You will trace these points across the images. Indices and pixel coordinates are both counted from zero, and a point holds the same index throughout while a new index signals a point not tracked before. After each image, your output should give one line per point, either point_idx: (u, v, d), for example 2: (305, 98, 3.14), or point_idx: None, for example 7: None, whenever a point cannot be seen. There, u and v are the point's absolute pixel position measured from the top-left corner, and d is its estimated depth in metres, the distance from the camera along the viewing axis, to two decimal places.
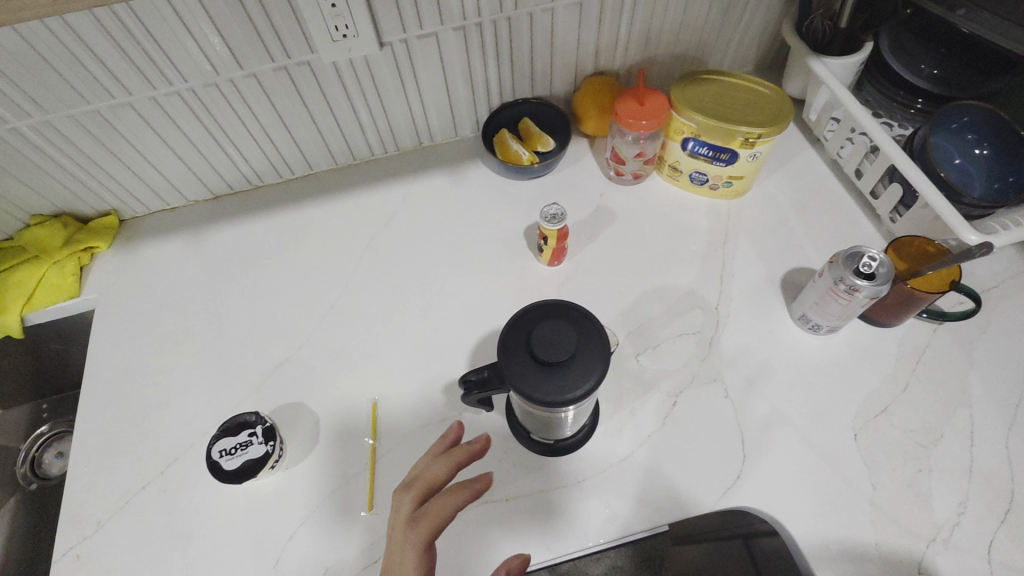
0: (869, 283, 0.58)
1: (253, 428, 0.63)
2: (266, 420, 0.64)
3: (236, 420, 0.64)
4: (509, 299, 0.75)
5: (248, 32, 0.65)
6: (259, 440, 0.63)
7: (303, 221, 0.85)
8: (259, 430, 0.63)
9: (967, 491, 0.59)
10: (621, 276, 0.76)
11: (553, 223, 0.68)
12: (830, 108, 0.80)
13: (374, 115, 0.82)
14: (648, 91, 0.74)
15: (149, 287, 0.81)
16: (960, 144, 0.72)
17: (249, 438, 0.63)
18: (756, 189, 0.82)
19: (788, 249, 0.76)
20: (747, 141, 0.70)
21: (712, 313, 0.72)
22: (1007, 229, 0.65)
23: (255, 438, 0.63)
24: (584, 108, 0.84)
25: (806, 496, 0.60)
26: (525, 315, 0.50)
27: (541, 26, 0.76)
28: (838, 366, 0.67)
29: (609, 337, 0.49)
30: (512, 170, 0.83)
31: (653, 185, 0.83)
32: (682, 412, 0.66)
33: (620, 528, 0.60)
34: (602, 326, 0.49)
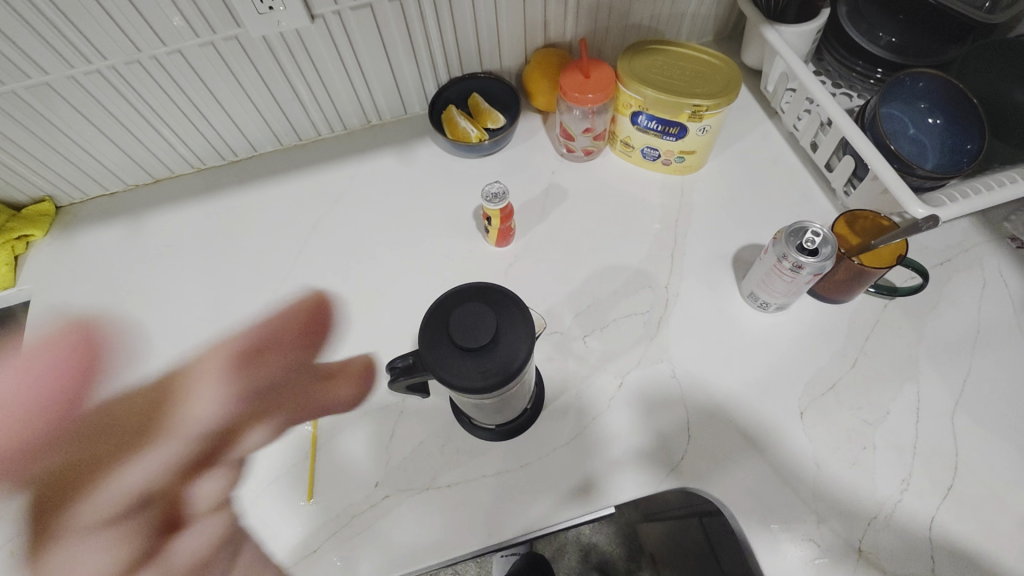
0: (811, 260, 0.57)
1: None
2: None
3: None
4: (455, 281, 0.73)
5: (165, 6, 0.62)
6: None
7: (246, 205, 0.82)
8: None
9: (912, 467, 0.59)
10: (572, 255, 0.74)
11: (495, 202, 0.66)
12: (785, 79, 0.78)
13: (315, 93, 0.79)
14: (595, 64, 0.71)
15: (87, 275, 0.78)
16: (913, 114, 0.70)
17: None
18: (711, 163, 0.80)
19: (742, 225, 0.74)
20: (695, 115, 0.68)
21: (662, 292, 0.70)
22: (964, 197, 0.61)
23: None
24: (534, 82, 0.81)
25: (751, 476, 0.59)
26: (447, 299, 0.48)
27: None
28: (787, 343, 0.66)
29: (533, 317, 0.47)
30: (461, 148, 0.80)
31: (606, 162, 0.80)
32: (628, 393, 0.64)
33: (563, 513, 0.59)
34: (525, 307, 0.47)
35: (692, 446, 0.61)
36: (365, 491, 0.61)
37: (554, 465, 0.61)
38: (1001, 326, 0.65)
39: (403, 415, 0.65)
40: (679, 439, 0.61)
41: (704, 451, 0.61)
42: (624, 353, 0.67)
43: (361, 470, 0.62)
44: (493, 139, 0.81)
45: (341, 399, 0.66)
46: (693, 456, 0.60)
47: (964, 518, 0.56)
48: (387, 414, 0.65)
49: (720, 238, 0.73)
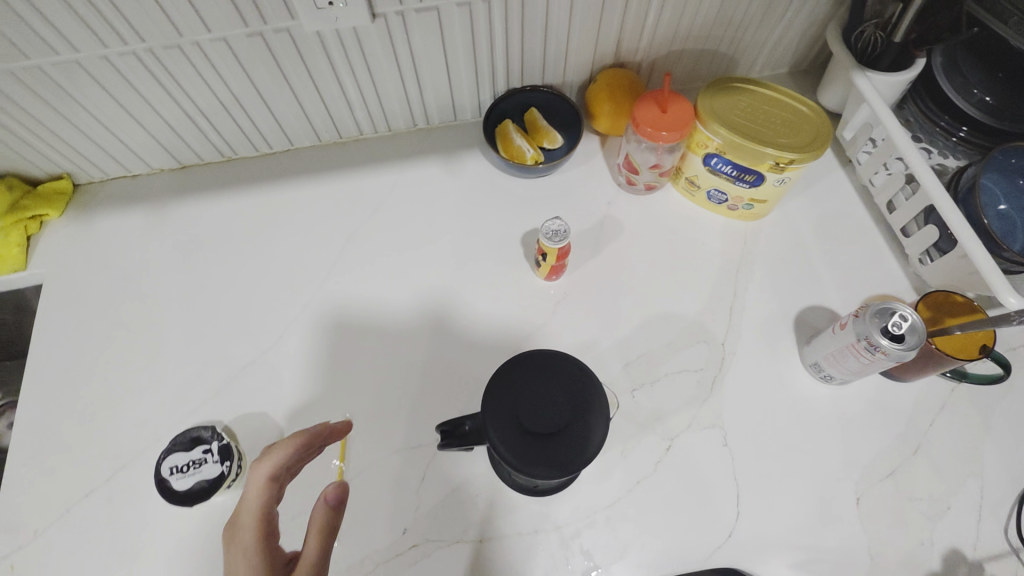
0: (895, 346, 0.53)
1: (208, 445, 0.57)
2: (223, 438, 0.58)
3: (190, 433, 0.58)
4: (500, 314, 0.69)
5: None
6: (214, 459, 0.57)
7: (279, 203, 0.77)
8: (214, 446, 0.57)
9: (969, 569, 0.56)
10: (624, 297, 0.70)
11: (555, 241, 0.61)
12: (868, 129, 0.72)
13: (363, 92, 0.73)
14: (674, 97, 0.66)
15: (104, 264, 0.73)
16: (1010, 188, 0.65)
17: (204, 456, 0.57)
18: (778, 210, 0.75)
19: (806, 284, 0.70)
20: (777, 166, 0.63)
21: (718, 349, 0.66)
22: None
23: (210, 455, 0.57)
24: (599, 104, 0.76)
25: (802, 562, 0.56)
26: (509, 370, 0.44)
27: (559, 7, 0.66)
28: (847, 420, 0.62)
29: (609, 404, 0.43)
30: (514, 168, 0.75)
31: (666, 197, 0.75)
32: (676, 457, 0.61)
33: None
34: (601, 389, 0.43)
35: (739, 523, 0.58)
36: (392, 536, 0.58)
37: (593, 529, 0.58)
38: None
39: (436, 457, 0.61)
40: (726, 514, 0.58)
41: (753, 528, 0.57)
42: (674, 411, 0.63)
43: (389, 513, 0.59)
44: (548, 161, 0.75)
45: (370, 432, 0.62)
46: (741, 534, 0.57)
47: None
48: (419, 455, 0.61)
49: (783, 296, 0.69)
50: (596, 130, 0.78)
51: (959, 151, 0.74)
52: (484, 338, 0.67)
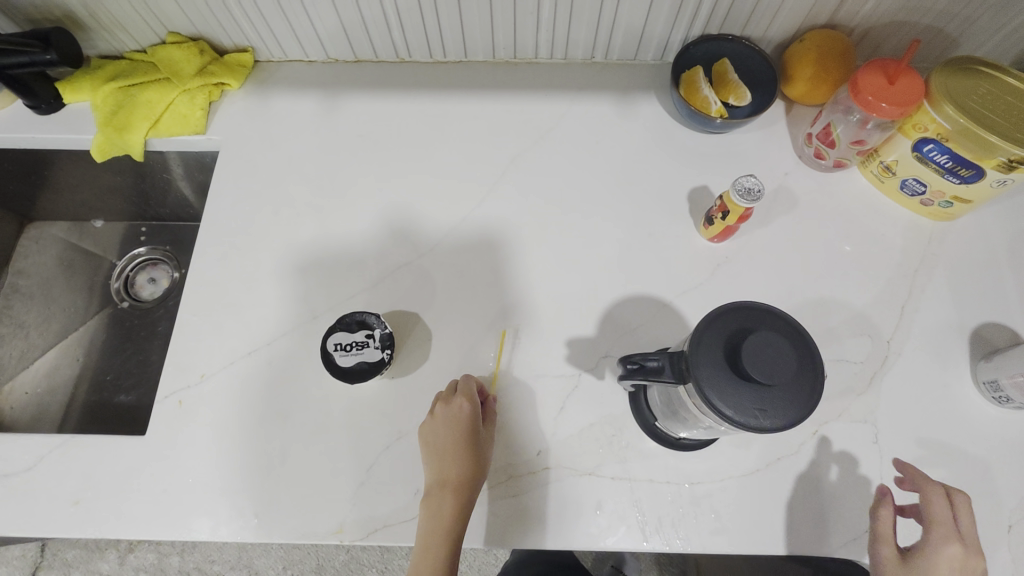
0: None
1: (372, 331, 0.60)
2: (385, 326, 0.60)
3: (355, 316, 0.61)
4: (656, 265, 0.67)
5: None
6: (375, 344, 0.60)
7: (446, 114, 0.77)
8: (377, 333, 0.60)
9: None
10: (788, 275, 0.67)
11: (744, 200, 0.59)
12: None
13: (557, 12, 0.71)
14: (905, 70, 0.60)
15: (275, 143, 0.75)
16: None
17: (366, 340, 0.60)
18: (971, 216, 0.69)
19: (990, 298, 0.65)
20: (1007, 165, 0.58)
21: (880, 346, 0.63)
22: None
23: (371, 341, 0.60)
24: (801, 66, 0.71)
25: None
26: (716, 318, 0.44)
27: None
28: (1011, 446, 0.59)
29: (825, 376, 0.41)
30: (694, 119, 0.72)
31: (849, 180, 0.71)
32: (822, 444, 0.59)
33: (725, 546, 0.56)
34: (820, 359, 0.42)
35: (883, 509, 0.53)
36: (527, 455, 0.59)
37: (727, 494, 0.57)
38: None
39: (577, 391, 0.61)
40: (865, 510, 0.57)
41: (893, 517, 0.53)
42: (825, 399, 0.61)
43: (525, 433, 0.60)
44: (732, 119, 0.71)
45: (515, 353, 0.63)
46: (884, 522, 0.53)
47: None
48: (561, 386, 0.62)
49: (961, 306, 0.65)
50: (786, 94, 0.74)
51: None
52: (636, 286, 0.66)
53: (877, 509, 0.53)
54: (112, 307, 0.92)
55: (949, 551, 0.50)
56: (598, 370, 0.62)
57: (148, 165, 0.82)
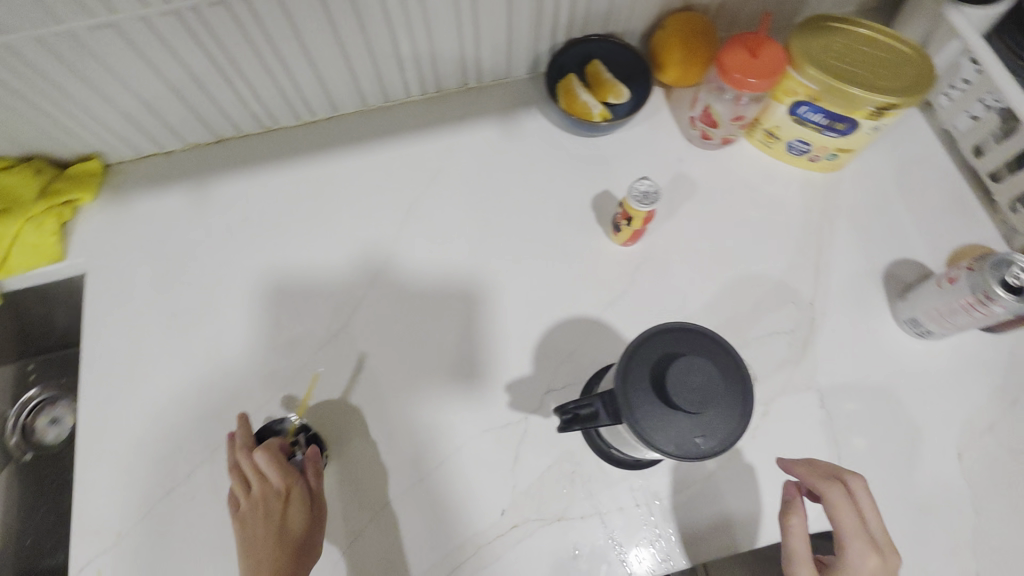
0: (1013, 298, 0.51)
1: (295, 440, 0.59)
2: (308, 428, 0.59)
3: (272, 428, 0.60)
4: (578, 283, 0.66)
5: None
6: (303, 448, 0.58)
7: (328, 176, 0.72)
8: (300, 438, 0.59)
9: None
10: (706, 262, 0.67)
11: (643, 204, 0.58)
12: (959, 67, 0.68)
13: (415, 50, 0.67)
14: (764, 40, 0.61)
15: (148, 250, 0.68)
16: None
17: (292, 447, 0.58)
18: (858, 161, 0.72)
19: (892, 237, 0.68)
20: (876, 113, 0.59)
21: (806, 309, 0.64)
22: None
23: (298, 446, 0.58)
24: (669, 51, 0.70)
25: (907, 521, 0.56)
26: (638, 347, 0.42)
27: None
28: (943, 375, 0.61)
29: (750, 377, 0.42)
30: (579, 126, 0.71)
31: (740, 152, 0.72)
32: (774, 423, 0.59)
33: (708, 555, 0.56)
34: (741, 363, 0.42)
35: (794, 518, 0.49)
36: (492, 516, 0.57)
37: (698, 502, 0.57)
38: None
39: (528, 435, 0.59)
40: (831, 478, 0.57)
41: (805, 526, 0.49)
42: (767, 377, 0.61)
43: (486, 493, 0.58)
44: (616, 118, 0.71)
45: (456, 414, 0.60)
46: (797, 538, 0.48)
47: None
48: (511, 434, 0.59)
49: (869, 252, 0.67)
50: (662, 81, 0.74)
51: None
52: (563, 311, 0.64)
53: (789, 520, 0.49)
54: (14, 462, 0.82)
55: (871, 563, 0.46)
56: (544, 408, 0.60)
57: (13, 305, 0.74)
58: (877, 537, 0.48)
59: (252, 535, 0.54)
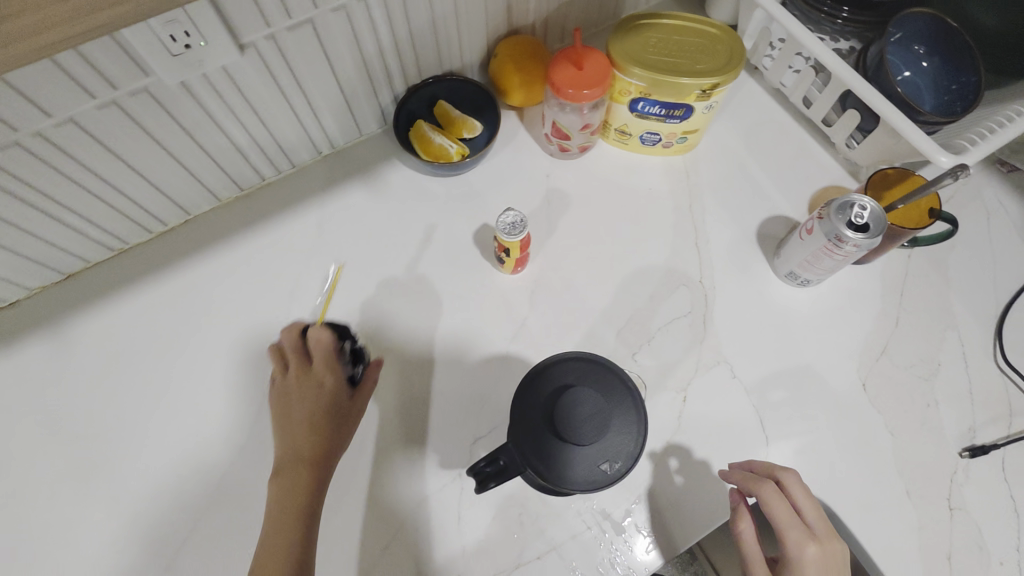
0: (863, 237, 0.55)
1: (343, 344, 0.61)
2: (363, 363, 0.60)
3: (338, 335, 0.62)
4: (480, 323, 0.65)
5: (46, 70, 0.46)
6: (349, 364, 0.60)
7: (199, 284, 0.68)
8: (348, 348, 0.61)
9: (972, 411, 0.61)
10: (595, 268, 0.67)
11: (514, 234, 0.58)
12: (768, 32, 0.73)
13: (254, 135, 0.65)
14: (585, 51, 0.63)
15: (12, 418, 0.61)
16: (907, 55, 0.69)
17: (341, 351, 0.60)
18: (708, 136, 0.75)
19: (756, 199, 0.72)
20: (704, 94, 0.63)
21: (697, 288, 0.66)
22: (975, 144, 0.61)
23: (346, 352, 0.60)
24: (507, 77, 0.72)
25: (836, 462, 0.58)
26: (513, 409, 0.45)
27: None
28: (831, 315, 0.65)
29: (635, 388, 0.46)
30: (441, 169, 0.71)
31: (600, 155, 0.74)
32: (696, 406, 0.61)
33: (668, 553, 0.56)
34: (625, 378, 0.46)
35: (743, 523, 0.52)
36: None
37: (646, 504, 0.57)
38: (1010, 258, 0.68)
39: (466, 492, 0.58)
40: (758, 442, 0.59)
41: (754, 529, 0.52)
42: (678, 363, 0.62)
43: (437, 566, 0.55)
44: (475, 153, 0.71)
45: (388, 492, 0.58)
46: (748, 540, 0.52)
47: None
48: (448, 497, 0.57)
49: (738, 218, 0.70)
50: (511, 105, 0.75)
51: (845, 31, 0.74)
52: (470, 355, 0.64)
53: (739, 526, 0.52)
54: None
55: (810, 553, 0.49)
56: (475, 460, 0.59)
57: None
58: (815, 525, 0.51)
59: (294, 424, 0.55)
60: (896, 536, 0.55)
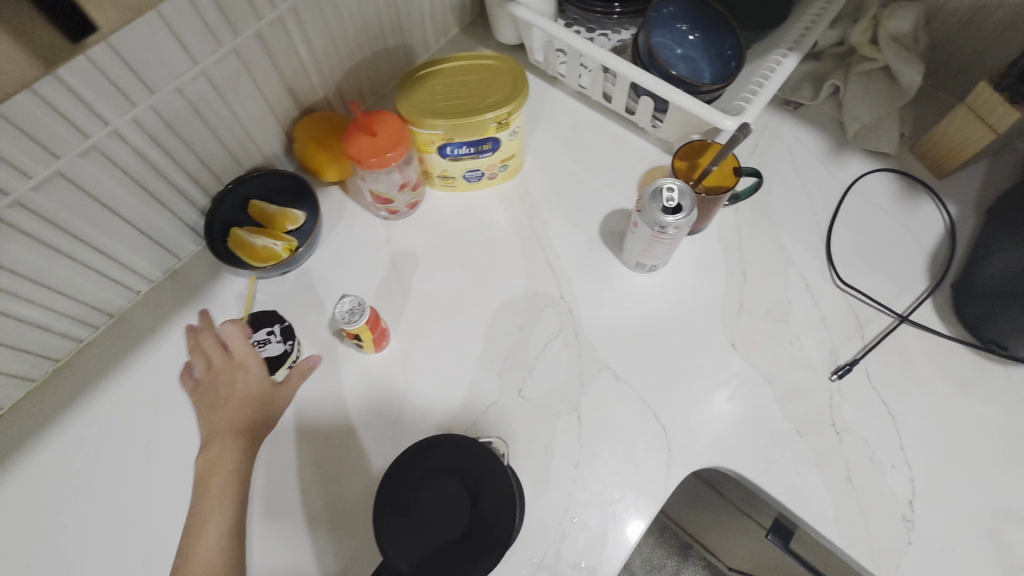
0: (679, 218, 0.57)
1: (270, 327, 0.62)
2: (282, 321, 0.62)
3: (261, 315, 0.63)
4: (360, 413, 0.62)
5: None
6: (277, 338, 0.61)
7: (33, 482, 0.60)
8: (276, 329, 0.62)
9: (829, 335, 0.65)
10: (458, 317, 0.66)
11: (357, 319, 0.55)
12: (551, 44, 0.76)
13: (46, 302, 0.58)
14: (375, 117, 0.61)
15: None
16: (674, 34, 0.74)
17: (268, 336, 0.61)
18: (531, 154, 0.77)
19: (591, 201, 0.74)
20: (502, 124, 0.64)
21: (561, 304, 0.67)
22: (750, 101, 0.66)
23: (273, 336, 0.61)
24: (314, 157, 0.69)
25: (730, 426, 0.60)
26: (420, 460, 0.48)
27: (203, 95, 0.58)
28: (686, 289, 0.68)
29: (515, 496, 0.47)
30: (275, 270, 0.67)
31: (434, 204, 0.73)
32: (592, 421, 0.61)
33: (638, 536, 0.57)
34: (507, 485, 0.47)
35: None
36: None
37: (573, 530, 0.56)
38: (819, 186, 0.75)
39: None
40: (658, 433, 0.60)
41: None
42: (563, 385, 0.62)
43: None
44: (304, 242, 0.68)
45: None
46: None
47: (883, 353, 0.64)
48: None
49: (580, 224, 0.72)
50: (329, 182, 0.72)
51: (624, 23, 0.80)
52: (361, 450, 0.60)
53: None
54: None
55: None
56: None
57: None
58: None
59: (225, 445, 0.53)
60: (800, 476, 0.58)
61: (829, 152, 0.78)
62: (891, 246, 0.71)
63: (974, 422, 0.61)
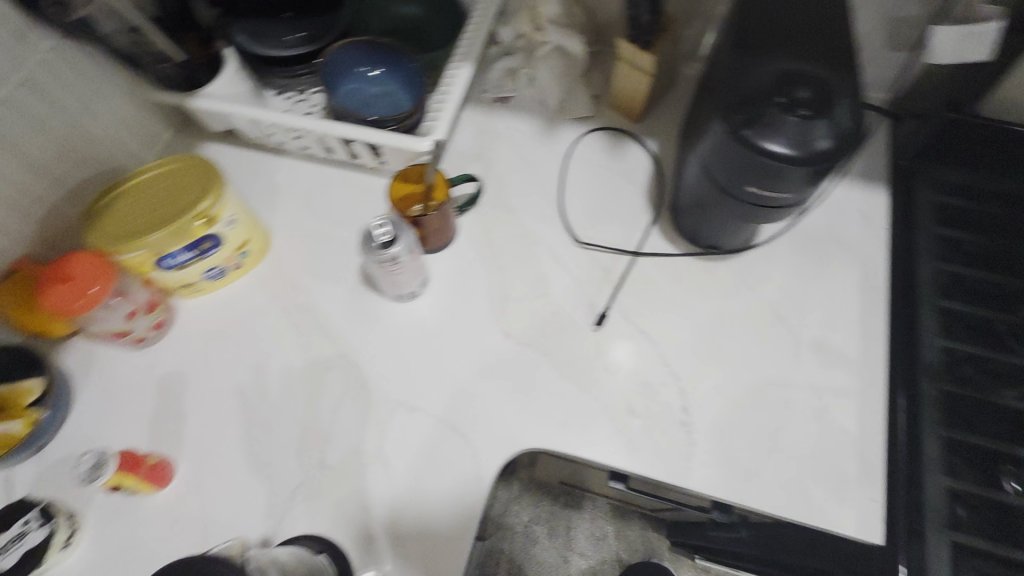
0: (396, 246, 0.61)
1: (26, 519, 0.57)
2: (40, 501, 0.58)
3: (14, 505, 0.58)
4: (164, 554, 0.59)
5: None
6: (39, 523, 0.57)
7: None
8: (34, 515, 0.57)
9: (583, 292, 0.72)
10: (243, 418, 0.65)
11: (104, 470, 0.56)
12: (254, 122, 0.78)
13: None
14: (65, 261, 0.58)
15: None
16: (361, 78, 0.77)
17: (26, 527, 0.57)
18: (275, 229, 0.78)
19: (345, 252, 0.76)
20: (209, 220, 0.63)
21: (342, 362, 0.68)
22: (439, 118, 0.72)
23: (33, 524, 0.57)
24: (31, 318, 0.65)
25: (521, 410, 0.65)
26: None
27: None
28: (451, 301, 0.71)
29: None
30: (25, 449, 0.62)
31: (187, 314, 0.71)
32: (396, 460, 0.62)
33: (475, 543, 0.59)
34: None
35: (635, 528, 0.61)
36: None
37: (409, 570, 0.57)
38: (543, 165, 0.83)
39: None
40: (461, 447, 0.62)
41: None
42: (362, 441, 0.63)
43: None
44: (49, 408, 0.63)
45: None
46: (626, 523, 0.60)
47: (629, 290, 0.72)
48: None
49: (339, 278, 0.73)
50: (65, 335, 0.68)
51: None
52: None
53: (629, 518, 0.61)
54: None
55: None
56: None
57: None
58: None
59: None
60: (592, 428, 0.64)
61: (544, 131, 0.85)
62: (614, 195, 0.79)
63: (715, 319, 0.70)
